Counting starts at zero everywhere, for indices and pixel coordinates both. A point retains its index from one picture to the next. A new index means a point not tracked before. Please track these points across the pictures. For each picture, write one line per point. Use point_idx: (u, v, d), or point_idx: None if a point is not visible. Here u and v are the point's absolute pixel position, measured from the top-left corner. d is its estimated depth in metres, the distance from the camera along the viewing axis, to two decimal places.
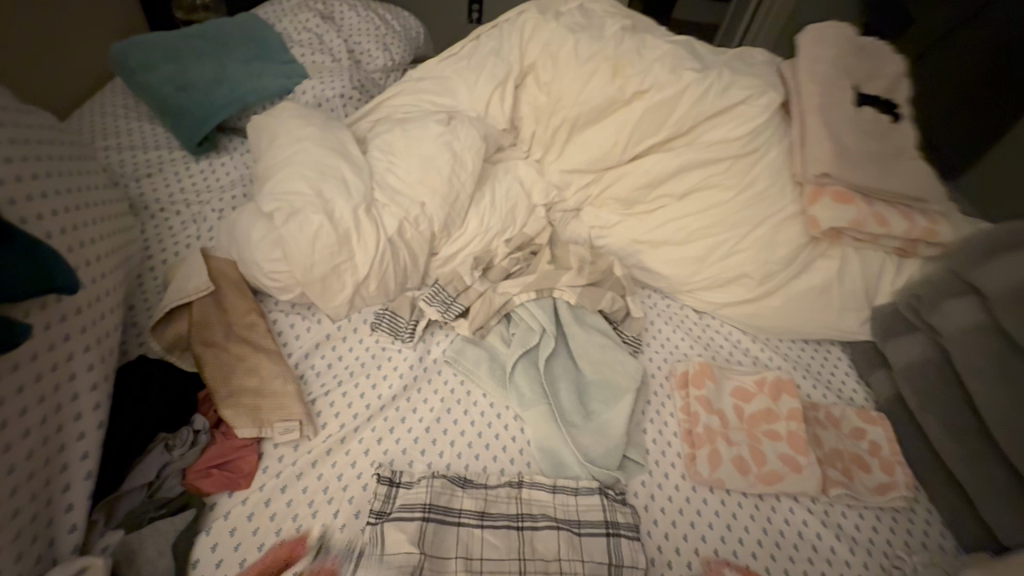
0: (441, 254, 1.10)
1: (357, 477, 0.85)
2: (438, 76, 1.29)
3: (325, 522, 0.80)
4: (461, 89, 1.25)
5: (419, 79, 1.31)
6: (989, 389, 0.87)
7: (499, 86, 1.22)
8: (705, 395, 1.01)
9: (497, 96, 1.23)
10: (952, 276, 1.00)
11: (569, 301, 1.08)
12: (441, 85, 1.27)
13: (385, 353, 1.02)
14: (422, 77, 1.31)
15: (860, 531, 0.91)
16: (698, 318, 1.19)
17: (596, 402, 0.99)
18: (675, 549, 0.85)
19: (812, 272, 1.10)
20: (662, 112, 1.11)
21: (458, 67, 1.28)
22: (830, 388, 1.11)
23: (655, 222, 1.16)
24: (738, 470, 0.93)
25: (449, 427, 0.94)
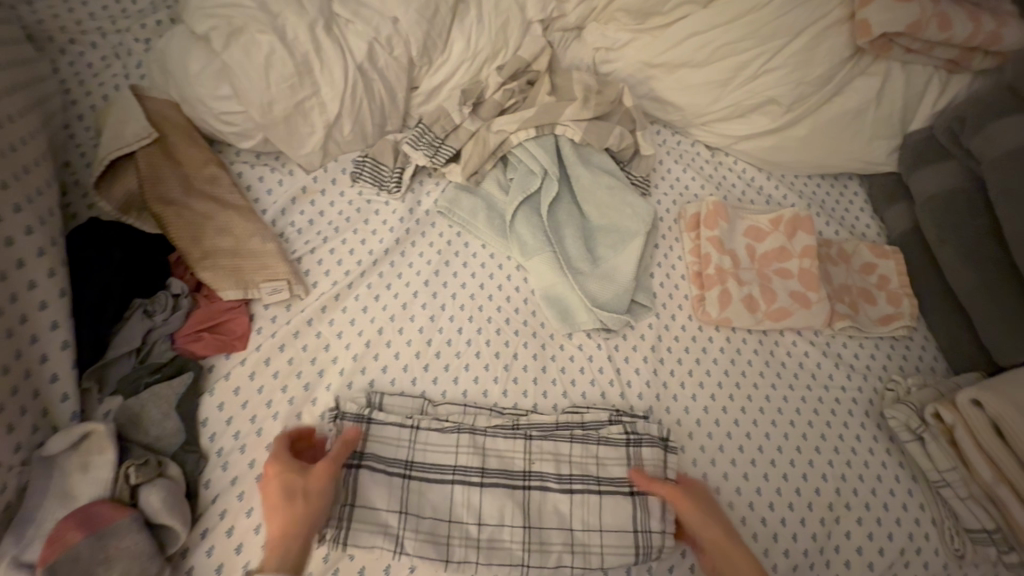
0: (422, 88, 0.94)
1: (332, 357, 0.79)
2: None
3: (337, 347, 0.80)
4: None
5: None
6: (1014, 214, 0.83)
7: None
8: (718, 235, 0.95)
9: None
10: (1005, 91, 0.90)
11: (572, 139, 0.95)
12: None
13: (371, 206, 0.91)
14: None
15: (858, 359, 0.92)
16: (710, 155, 1.08)
17: (602, 246, 0.92)
18: (715, 359, 0.89)
19: (848, 94, 0.97)
20: None
21: None
22: (844, 225, 1.05)
23: (677, 39, 0.97)
24: (748, 308, 0.90)
25: (437, 291, 0.87)
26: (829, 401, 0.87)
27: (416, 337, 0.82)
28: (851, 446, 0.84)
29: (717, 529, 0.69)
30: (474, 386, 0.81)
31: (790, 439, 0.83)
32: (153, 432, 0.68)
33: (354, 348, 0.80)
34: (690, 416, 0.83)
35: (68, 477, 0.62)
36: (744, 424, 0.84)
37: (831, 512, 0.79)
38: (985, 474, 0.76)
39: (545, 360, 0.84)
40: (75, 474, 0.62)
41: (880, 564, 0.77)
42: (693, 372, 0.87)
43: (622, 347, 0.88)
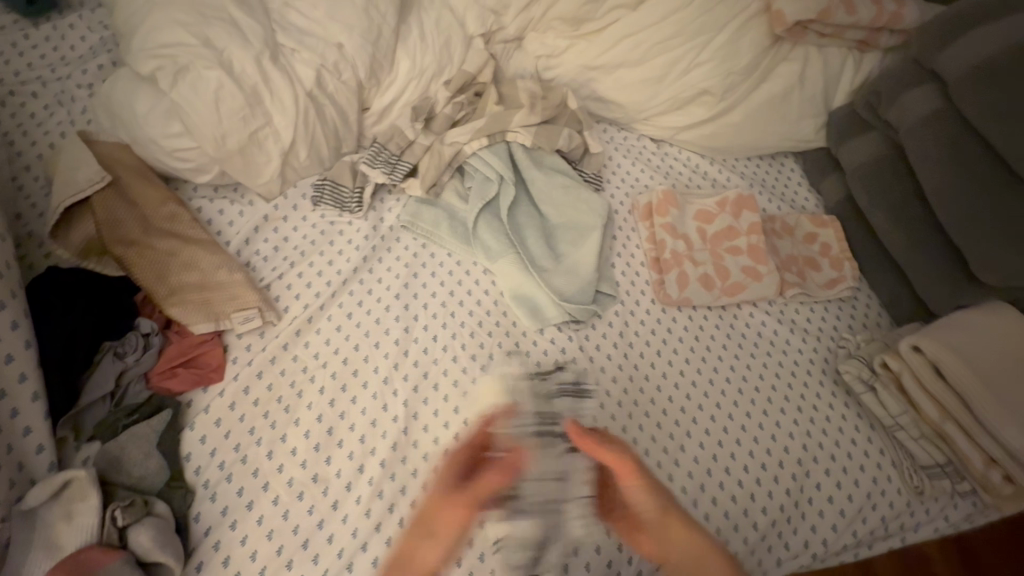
0: (374, 108, 0.97)
1: (311, 380, 0.79)
2: None
3: (314, 369, 0.81)
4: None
5: None
6: (934, 175, 0.90)
7: None
8: (670, 222, 1.00)
9: None
10: (910, 64, 0.99)
11: (524, 144, 0.99)
12: None
13: (335, 227, 0.93)
14: None
15: (811, 323, 0.98)
16: (656, 147, 1.14)
17: (563, 243, 0.96)
18: (680, 338, 0.93)
19: (775, 79, 1.04)
20: None
21: None
22: (785, 201, 1.13)
23: (612, 41, 1.03)
24: (704, 286, 0.96)
25: (409, 303, 0.89)
26: (789, 365, 0.93)
27: (394, 350, 0.84)
28: (814, 403, 0.89)
29: (662, 505, 0.66)
30: (455, 390, 0.83)
31: (757, 403, 0.89)
32: (136, 473, 0.68)
33: (334, 372, 0.81)
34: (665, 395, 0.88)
35: (53, 527, 0.61)
36: (714, 395, 0.89)
37: (797, 464, 0.84)
38: (932, 413, 0.83)
39: (520, 358, 0.88)
40: (60, 524, 0.61)
41: (848, 508, 0.83)
42: (662, 352, 0.92)
43: (593, 336, 0.92)
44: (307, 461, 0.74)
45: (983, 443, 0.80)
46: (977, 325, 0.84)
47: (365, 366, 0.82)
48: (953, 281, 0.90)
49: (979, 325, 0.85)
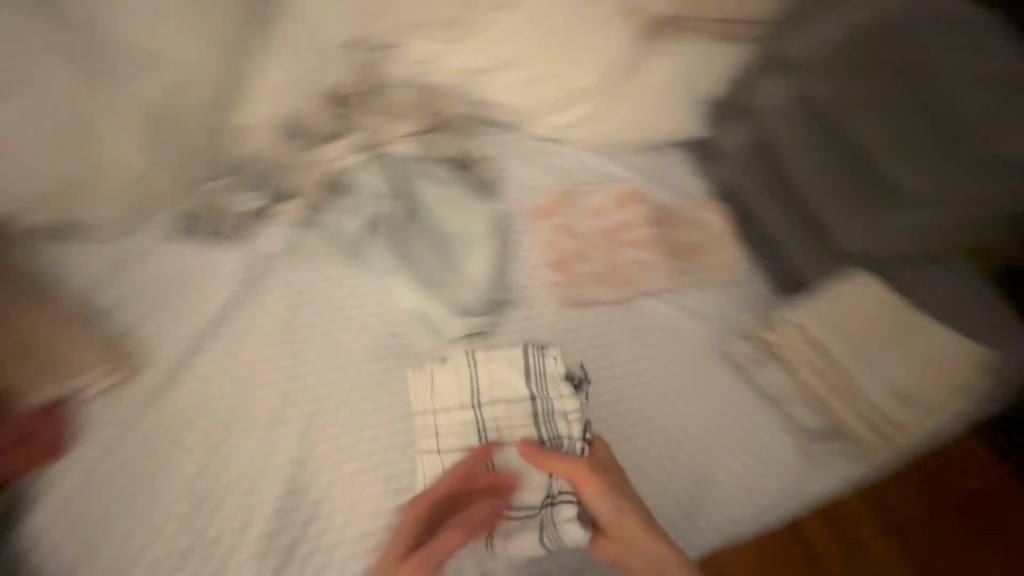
0: (236, 127, 0.90)
1: (180, 432, 0.77)
2: None
3: (186, 419, 0.78)
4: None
5: None
6: None
7: None
8: (561, 221, 1.02)
9: None
10: (766, 57, 1.04)
11: (406, 154, 0.97)
12: None
13: (206, 260, 0.87)
14: None
15: (709, 306, 0.99)
16: (548, 146, 1.13)
17: (458, 253, 0.94)
18: (582, 336, 0.94)
19: (649, 76, 1.05)
20: None
21: None
22: (682, 193, 1.12)
23: (487, 44, 1.00)
24: (600, 283, 0.98)
25: (296, 333, 0.85)
26: (688, 351, 0.95)
27: (282, 386, 0.81)
28: (712, 386, 0.93)
29: (619, 514, 0.69)
30: (354, 416, 0.81)
31: (659, 393, 0.91)
32: None
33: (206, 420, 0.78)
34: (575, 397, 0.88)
35: None
36: (617, 389, 0.90)
37: (821, 400, 0.90)
38: (805, 377, 0.91)
39: None
40: None
41: (750, 479, 0.87)
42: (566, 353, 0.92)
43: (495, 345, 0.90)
44: (189, 513, 0.73)
45: (855, 403, 0.88)
46: (849, 298, 0.90)
47: (250, 407, 0.79)
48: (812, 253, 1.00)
49: (851, 300, 0.90)
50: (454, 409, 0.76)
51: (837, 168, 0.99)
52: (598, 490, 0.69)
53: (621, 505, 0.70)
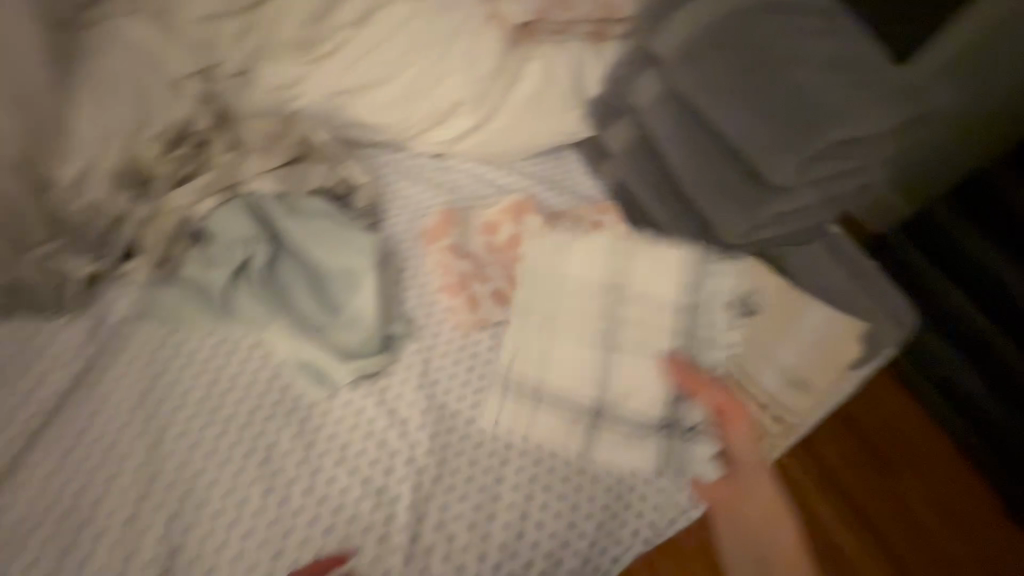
0: (63, 185, 0.81)
1: (17, 542, 0.68)
2: None
3: (23, 526, 0.69)
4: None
5: None
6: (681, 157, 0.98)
7: None
8: (452, 242, 0.96)
9: None
10: (636, 53, 1.06)
11: (270, 193, 0.88)
12: None
13: (49, 339, 0.80)
14: None
15: None
16: (439, 163, 1.08)
17: (338, 291, 0.86)
18: (486, 361, 0.90)
19: (522, 80, 1.04)
20: None
21: None
22: (577, 195, 1.11)
23: (344, 66, 0.96)
24: (498, 303, 0.93)
25: (156, 407, 0.77)
26: None
27: (141, 470, 0.73)
28: None
29: (750, 453, 0.82)
30: (235, 482, 0.74)
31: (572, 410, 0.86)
32: None
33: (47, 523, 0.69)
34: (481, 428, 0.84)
35: None
36: (526, 414, 0.85)
37: (723, 349, 0.85)
38: None
39: (307, 434, 0.79)
40: None
41: (669, 484, 0.85)
42: (470, 382, 0.88)
43: (393, 386, 0.85)
44: None
45: (752, 393, 0.89)
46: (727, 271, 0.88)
47: (101, 500, 0.71)
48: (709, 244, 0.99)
49: (729, 273, 0.88)
50: (592, 279, 0.90)
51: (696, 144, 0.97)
52: (741, 424, 0.83)
53: (762, 476, 0.81)
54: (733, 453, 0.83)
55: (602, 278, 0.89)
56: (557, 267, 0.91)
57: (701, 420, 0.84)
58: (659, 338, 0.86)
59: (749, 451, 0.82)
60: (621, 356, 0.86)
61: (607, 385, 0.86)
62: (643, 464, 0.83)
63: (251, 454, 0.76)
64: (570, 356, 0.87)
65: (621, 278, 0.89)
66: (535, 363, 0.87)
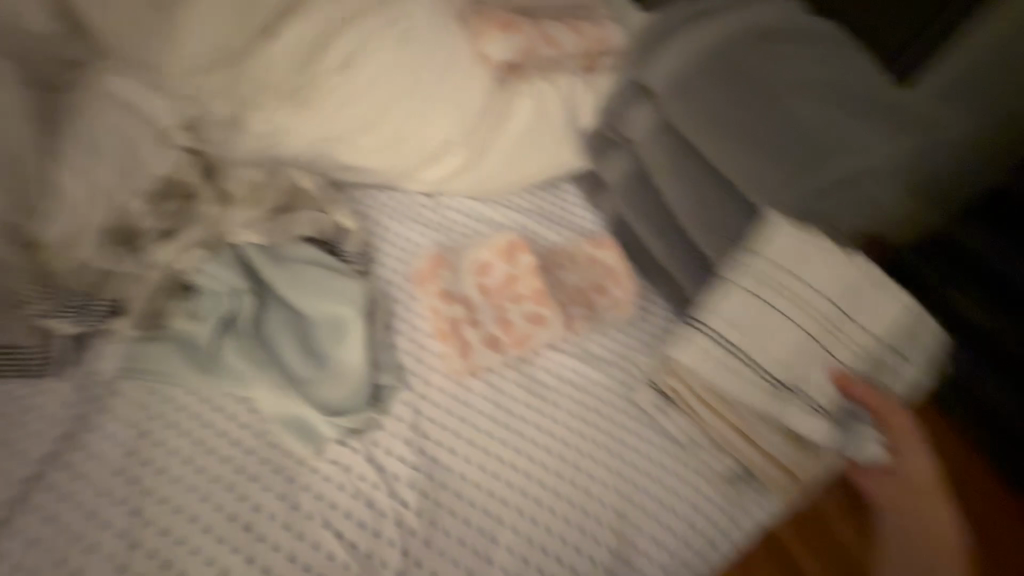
0: (49, 243, 0.80)
1: None
2: None
3: None
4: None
5: None
6: (675, 191, 0.95)
7: None
8: (442, 286, 0.94)
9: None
10: (627, 82, 1.02)
11: (256, 243, 0.87)
12: None
13: (28, 402, 0.76)
14: None
15: (610, 353, 0.96)
16: (432, 201, 1.06)
17: (325, 344, 0.85)
18: (478, 410, 0.87)
19: (513, 117, 1.02)
20: None
21: None
22: (571, 229, 1.10)
23: (331, 110, 0.95)
24: (490, 348, 0.91)
25: (140, 472, 0.74)
26: (593, 406, 0.90)
27: (123, 542, 0.70)
28: (621, 440, 0.88)
29: (927, 462, 0.79)
30: (220, 547, 0.71)
31: (564, 460, 0.85)
32: None
33: None
34: (473, 481, 0.81)
35: None
36: (520, 465, 0.83)
37: (832, 329, 0.83)
38: (710, 419, 0.87)
39: (294, 495, 0.76)
40: None
41: (673, 541, 0.82)
42: (462, 433, 0.85)
43: (382, 440, 0.82)
44: None
45: (888, 389, 0.82)
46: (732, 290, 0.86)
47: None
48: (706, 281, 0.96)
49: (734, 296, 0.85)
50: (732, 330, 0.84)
51: (690, 176, 0.94)
52: (903, 428, 0.80)
53: (910, 425, 0.80)
54: (896, 474, 0.81)
55: (844, 292, 0.83)
56: (813, 270, 0.83)
57: (833, 404, 0.83)
58: (781, 348, 0.83)
59: (924, 471, 0.78)
60: (768, 342, 0.83)
61: (800, 377, 0.83)
62: (816, 432, 0.81)
63: (237, 519, 0.73)
64: (783, 339, 0.83)
65: (852, 306, 0.83)
66: (749, 339, 0.84)
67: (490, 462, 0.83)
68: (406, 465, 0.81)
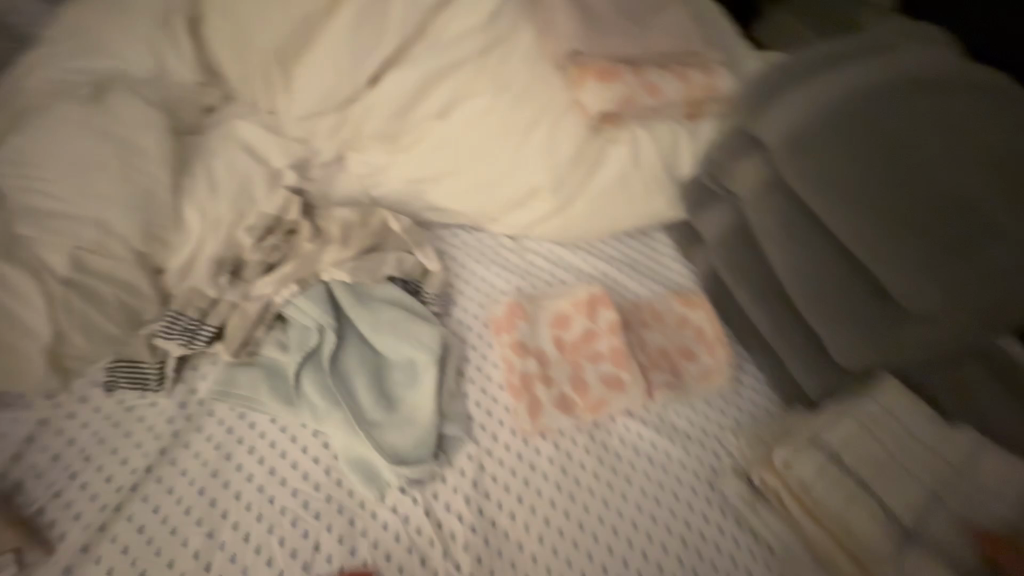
0: (171, 269, 0.87)
1: None
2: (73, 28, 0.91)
3: None
4: (108, 38, 0.90)
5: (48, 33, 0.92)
6: (784, 255, 0.85)
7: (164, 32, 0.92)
8: (518, 338, 0.90)
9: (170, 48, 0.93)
10: (737, 132, 0.92)
11: (344, 281, 0.91)
12: (81, 40, 0.90)
13: (136, 414, 0.83)
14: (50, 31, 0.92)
15: (692, 427, 0.88)
16: (515, 244, 1.06)
17: (398, 386, 0.87)
18: (544, 474, 0.82)
19: (606, 165, 0.98)
20: (374, 19, 0.91)
21: (96, 10, 0.91)
22: (659, 284, 1.03)
23: (425, 155, 0.97)
24: (562, 410, 0.86)
25: (221, 494, 0.78)
26: (671, 485, 0.82)
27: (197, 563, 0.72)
28: (699, 530, 0.79)
29: None
30: None
31: (635, 545, 0.77)
32: None
33: None
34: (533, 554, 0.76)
35: None
36: (584, 543, 0.77)
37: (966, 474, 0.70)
38: (809, 526, 0.75)
39: (352, 540, 0.76)
40: None
41: None
42: (524, 499, 0.80)
43: (442, 493, 0.80)
44: None
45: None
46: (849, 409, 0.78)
47: None
48: (811, 359, 0.84)
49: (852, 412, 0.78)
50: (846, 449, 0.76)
51: (810, 244, 0.82)
52: None
53: None
54: None
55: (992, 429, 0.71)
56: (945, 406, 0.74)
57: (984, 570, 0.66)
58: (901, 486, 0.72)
59: None
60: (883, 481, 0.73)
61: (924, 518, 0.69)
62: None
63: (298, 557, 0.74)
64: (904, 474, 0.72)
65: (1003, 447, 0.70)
66: (866, 464, 0.74)
67: (553, 535, 0.77)
68: (464, 526, 0.77)
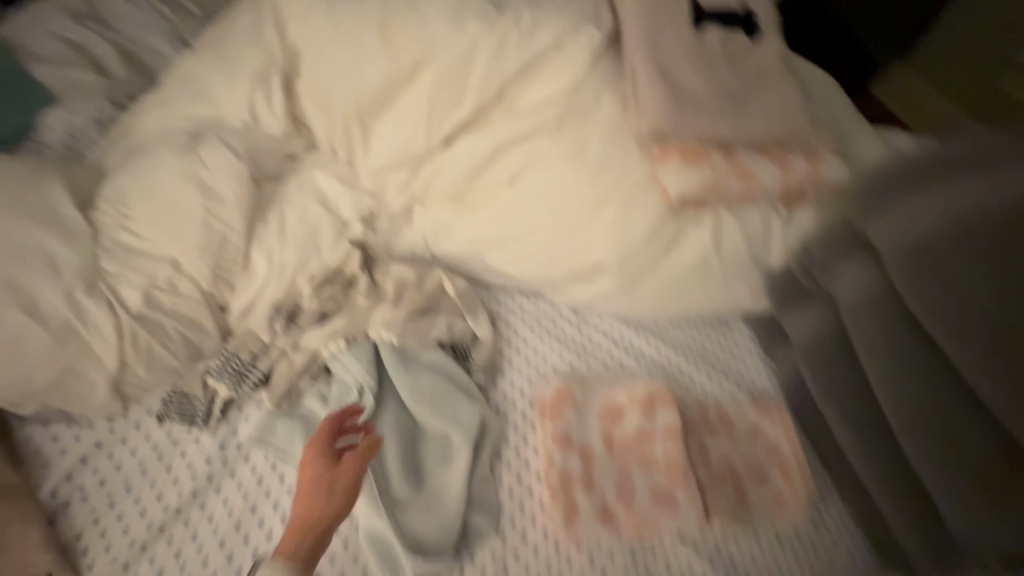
0: (233, 310, 0.89)
1: None
2: (186, 77, 0.99)
3: None
4: (214, 89, 0.96)
5: (166, 80, 1.00)
6: (888, 383, 0.70)
7: (260, 82, 0.95)
8: (562, 428, 0.83)
9: (260, 96, 0.95)
10: (845, 228, 0.79)
11: (392, 341, 0.87)
12: (192, 88, 0.97)
13: (178, 448, 0.84)
14: (168, 78, 1.00)
15: (753, 565, 0.75)
16: (574, 315, 0.99)
17: (429, 462, 0.82)
18: None
19: (683, 247, 0.90)
20: (451, 85, 0.91)
21: (207, 61, 0.98)
22: (731, 382, 0.91)
23: (489, 219, 0.94)
24: (601, 522, 0.76)
25: (240, 549, 0.76)
26: None
27: None
28: None
29: None
30: None
31: None
32: None
33: None
34: None
35: None
36: None
37: None
38: None
39: None
40: None
41: None
42: None
43: None
44: None
45: None
46: None
47: None
48: (917, 511, 0.69)
49: None
50: None
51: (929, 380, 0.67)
52: None
53: None
54: None
55: None
56: None
57: None
58: None
59: None
60: None
61: None
62: None
63: None
64: None
65: None
66: None
67: None
68: None
